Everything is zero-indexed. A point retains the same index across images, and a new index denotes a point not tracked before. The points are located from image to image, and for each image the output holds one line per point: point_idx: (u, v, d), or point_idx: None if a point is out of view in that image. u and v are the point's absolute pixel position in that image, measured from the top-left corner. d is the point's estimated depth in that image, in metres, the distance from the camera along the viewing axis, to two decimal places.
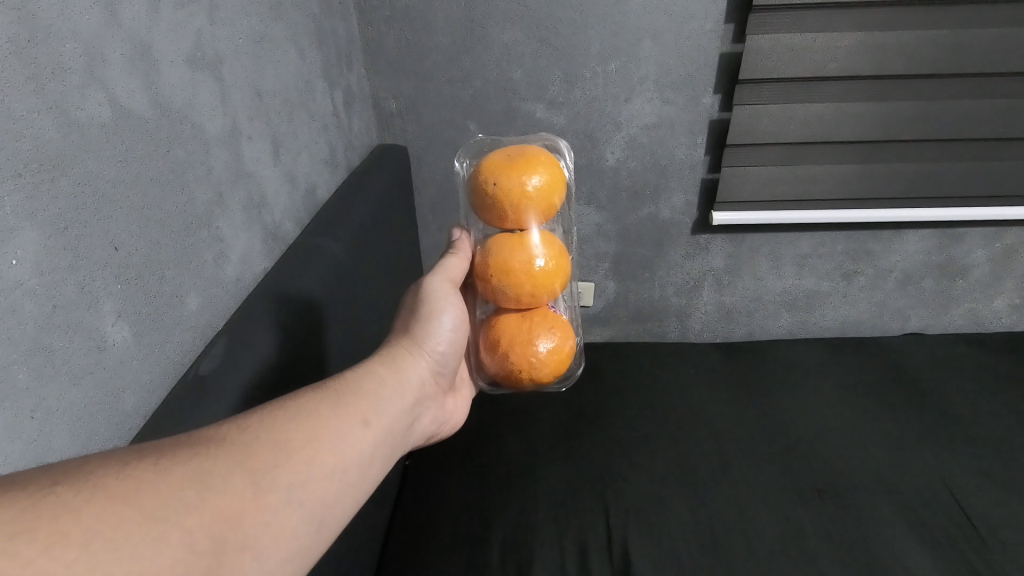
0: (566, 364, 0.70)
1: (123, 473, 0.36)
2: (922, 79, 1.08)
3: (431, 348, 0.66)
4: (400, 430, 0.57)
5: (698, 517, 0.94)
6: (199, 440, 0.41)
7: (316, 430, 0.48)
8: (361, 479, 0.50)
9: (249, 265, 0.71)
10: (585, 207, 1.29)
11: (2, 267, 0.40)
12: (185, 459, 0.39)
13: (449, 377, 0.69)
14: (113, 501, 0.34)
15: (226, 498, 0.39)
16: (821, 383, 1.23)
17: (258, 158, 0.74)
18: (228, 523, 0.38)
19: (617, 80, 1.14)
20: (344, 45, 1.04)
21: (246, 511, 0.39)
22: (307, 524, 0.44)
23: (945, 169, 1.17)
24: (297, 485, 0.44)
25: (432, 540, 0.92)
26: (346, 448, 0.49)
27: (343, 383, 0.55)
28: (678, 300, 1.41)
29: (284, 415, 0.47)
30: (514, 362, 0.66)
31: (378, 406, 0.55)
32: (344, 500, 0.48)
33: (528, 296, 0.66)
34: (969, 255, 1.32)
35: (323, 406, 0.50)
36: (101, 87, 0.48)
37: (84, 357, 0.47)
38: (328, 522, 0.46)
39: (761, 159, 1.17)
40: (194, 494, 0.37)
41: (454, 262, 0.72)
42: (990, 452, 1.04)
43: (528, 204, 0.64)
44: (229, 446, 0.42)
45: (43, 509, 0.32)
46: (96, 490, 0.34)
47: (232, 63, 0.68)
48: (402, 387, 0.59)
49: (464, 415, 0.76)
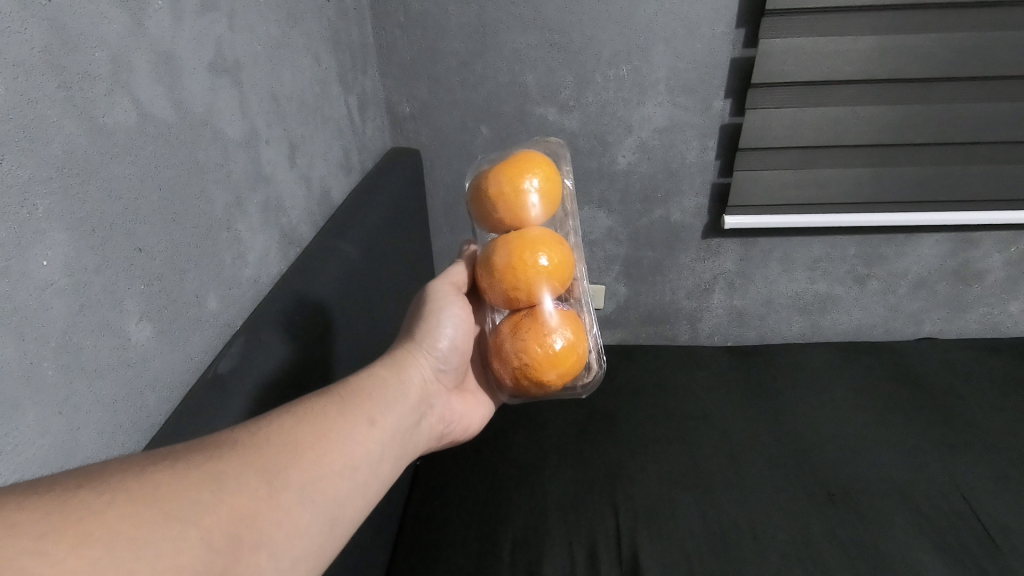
0: (576, 362, 0.67)
1: (140, 476, 0.37)
2: (935, 82, 1.07)
3: (432, 350, 0.68)
4: (406, 430, 0.59)
5: (708, 521, 0.94)
6: (210, 444, 0.42)
7: (323, 432, 0.49)
8: (371, 478, 0.51)
9: (266, 267, 0.73)
10: (596, 210, 1.29)
11: (33, 267, 0.42)
12: (199, 462, 0.40)
13: (452, 376, 0.71)
14: (133, 502, 0.35)
15: (241, 497, 0.40)
16: (833, 387, 1.23)
17: (275, 162, 0.76)
18: (244, 522, 0.39)
19: (628, 84, 1.14)
20: (359, 50, 1.06)
21: (261, 510, 0.41)
22: (320, 522, 0.45)
23: (960, 172, 1.16)
24: (309, 483, 0.45)
25: (443, 540, 0.93)
26: (354, 447, 0.50)
27: (348, 388, 0.56)
28: (688, 303, 1.41)
29: (292, 417, 0.49)
30: (516, 358, 0.66)
31: (383, 407, 0.56)
32: (355, 498, 0.49)
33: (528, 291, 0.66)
34: (984, 259, 1.31)
35: (328, 409, 0.51)
36: (128, 94, 0.50)
37: (110, 355, 0.48)
38: (339, 521, 0.47)
39: (772, 162, 1.17)
40: (210, 494, 0.38)
41: (459, 268, 0.74)
42: (1006, 458, 1.03)
43: (522, 201, 0.67)
44: (241, 449, 0.43)
45: (66, 511, 0.33)
46: (116, 493, 0.35)
47: (251, 69, 0.70)
48: (405, 389, 0.61)
49: (473, 419, 0.77)
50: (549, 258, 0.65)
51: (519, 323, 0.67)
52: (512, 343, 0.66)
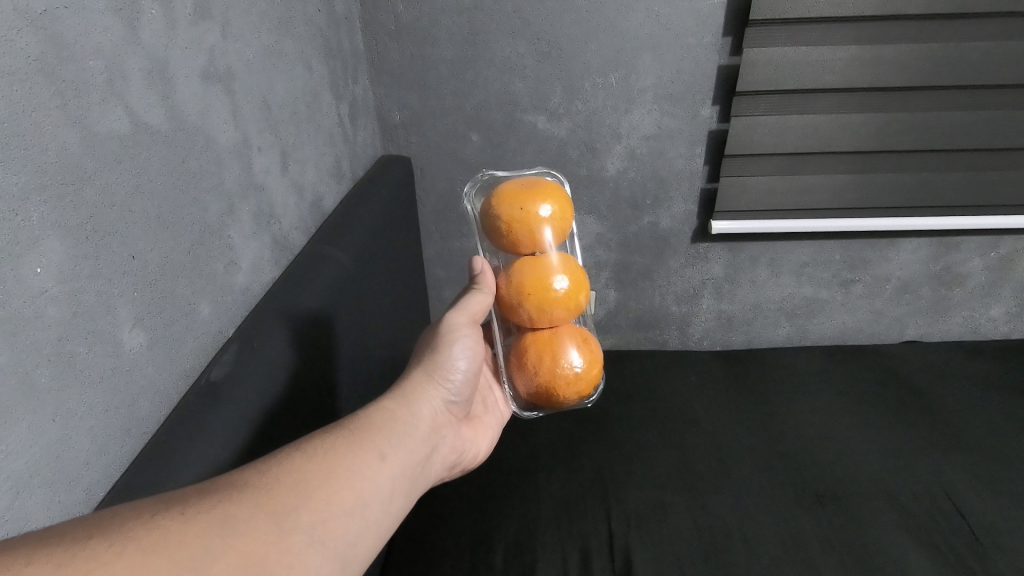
0: (598, 378, 0.71)
1: (150, 523, 0.37)
2: (915, 91, 1.10)
3: (444, 379, 0.67)
4: (418, 464, 0.58)
5: (700, 524, 0.94)
6: (220, 486, 0.42)
7: (334, 469, 0.48)
8: (382, 515, 0.50)
9: (258, 274, 0.73)
10: (585, 216, 1.31)
11: (27, 274, 0.42)
12: (209, 505, 0.40)
13: (462, 407, 0.71)
14: (143, 552, 0.35)
15: (250, 543, 0.39)
16: (821, 391, 1.24)
17: (267, 170, 0.76)
18: (253, 568, 0.39)
19: (616, 92, 1.16)
20: (350, 58, 1.06)
21: (271, 555, 0.40)
22: (330, 565, 0.44)
23: (941, 179, 1.19)
24: (319, 524, 0.44)
25: (436, 546, 0.93)
26: (364, 483, 0.49)
27: (358, 423, 0.55)
28: (678, 308, 1.43)
29: (301, 455, 0.48)
30: (546, 381, 0.68)
31: (392, 440, 0.56)
32: (366, 536, 0.48)
33: (551, 317, 0.68)
34: (965, 263, 1.33)
35: (338, 445, 0.51)
36: (122, 102, 0.50)
37: (102, 362, 0.48)
38: (350, 561, 0.46)
39: (758, 169, 1.19)
40: (219, 540, 0.38)
41: (479, 299, 0.71)
42: (989, 458, 1.05)
43: (539, 229, 0.67)
44: (250, 490, 0.42)
45: (77, 563, 0.33)
46: (125, 542, 0.35)
47: (243, 77, 0.70)
48: (414, 420, 0.60)
49: (482, 447, 0.77)
50: (568, 283, 0.67)
51: (541, 346, 0.69)
52: (539, 368, 0.68)
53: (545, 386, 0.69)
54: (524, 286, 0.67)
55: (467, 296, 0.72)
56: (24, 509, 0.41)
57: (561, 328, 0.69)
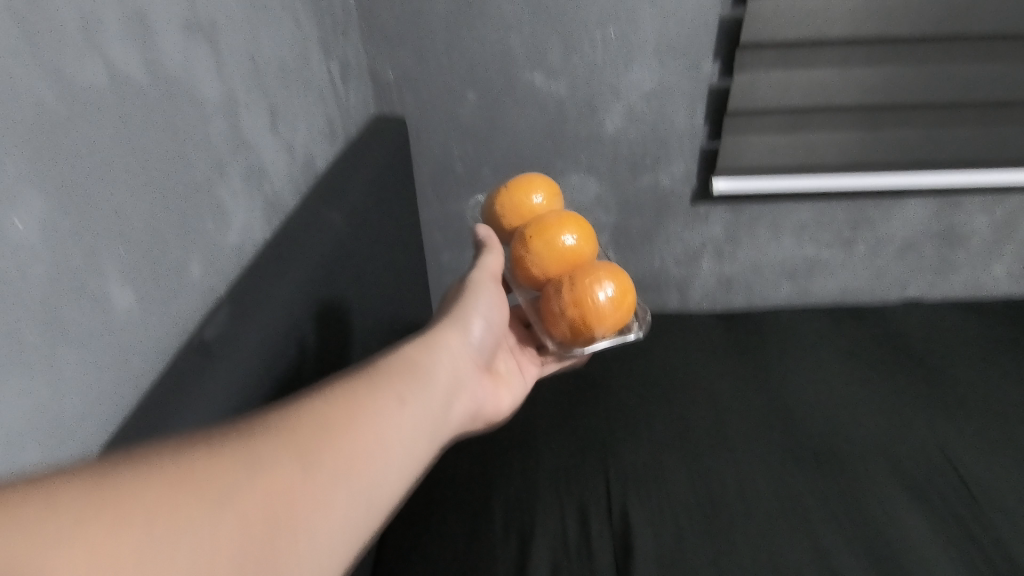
0: (631, 297, 0.74)
1: (179, 458, 0.39)
2: (925, 42, 1.07)
3: (465, 324, 0.69)
4: (443, 409, 0.58)
5: (697, 483, 0.95)
6: (250, 427, 0.44)
7: (358, 412, 0.49)
8: (407, 457, 0.50)
9: (249, 234, 0.72)
10: (584, 177, 1.28)
11: (10, 230, 0.41)
12: (237, 443, 0.41)
13: (486, 354, 0.72)
14: (173, 487, 0.37)
15: (274, 479, 0.41)
16: (821, 352, 1.24)
17: (256, 128, 0.74)
18: (278, 506, 0.40)
19: (616, 47, 1.12)
20: (340, 14, 1.03)
21: (295, 495, 0.41)
22: (354, 502, 0.44)
23: (948, 134, 1.17)
24: (343, 465, 0.45)
25: (436, 503, 0.94)
26: (388, 424, 0.50)
27: (384, 367, 0.56)
28: (677, 270, 1.41)
29: (322, 399, 0.49)
30: (575, 309, 0.72)
31: (416, 384, 0.56)
32: (390, 475, 0.49)
33: (561, 254, 0.74)
34: (969, 221, 1.32)
35: (363, 388, 0.52)
36: (99, 53, 0.48)
37: (92, 319, 0.48)
38: (376, 499, 0.47)
39: (762, 126, 1.16)
40: (244, 478, 0.40)
41: (494, 259, 0.77)
42: (986, 414, 1.05)
43: (526, 199, 0.82)
44: (276, 431, 0.44)
45: (109, 492, 0.35)
46: (155, 473, 0.37)
47: (227, 30, 0.68)
48: (440, 364, 0.61)
49: (510, 400, 0.78)
50: (572, 231, 0.75)
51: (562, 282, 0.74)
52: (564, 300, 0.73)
53: (575, 317, 0.72)
54: (527, 235, 0.76)
55: (481, 258, 0.77)
56: (17, 462, 0.41)
57: (577, 262, 0.75)
